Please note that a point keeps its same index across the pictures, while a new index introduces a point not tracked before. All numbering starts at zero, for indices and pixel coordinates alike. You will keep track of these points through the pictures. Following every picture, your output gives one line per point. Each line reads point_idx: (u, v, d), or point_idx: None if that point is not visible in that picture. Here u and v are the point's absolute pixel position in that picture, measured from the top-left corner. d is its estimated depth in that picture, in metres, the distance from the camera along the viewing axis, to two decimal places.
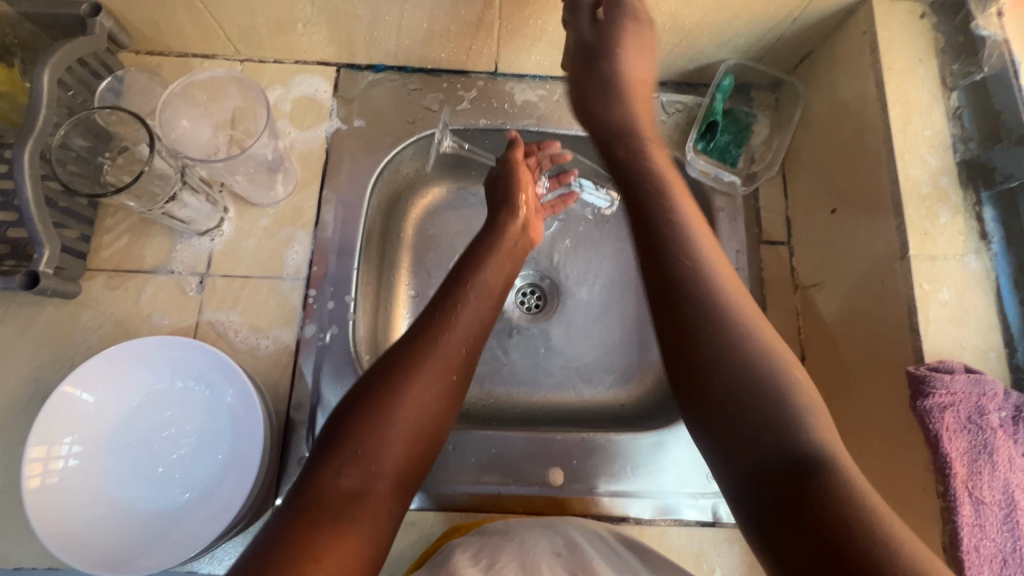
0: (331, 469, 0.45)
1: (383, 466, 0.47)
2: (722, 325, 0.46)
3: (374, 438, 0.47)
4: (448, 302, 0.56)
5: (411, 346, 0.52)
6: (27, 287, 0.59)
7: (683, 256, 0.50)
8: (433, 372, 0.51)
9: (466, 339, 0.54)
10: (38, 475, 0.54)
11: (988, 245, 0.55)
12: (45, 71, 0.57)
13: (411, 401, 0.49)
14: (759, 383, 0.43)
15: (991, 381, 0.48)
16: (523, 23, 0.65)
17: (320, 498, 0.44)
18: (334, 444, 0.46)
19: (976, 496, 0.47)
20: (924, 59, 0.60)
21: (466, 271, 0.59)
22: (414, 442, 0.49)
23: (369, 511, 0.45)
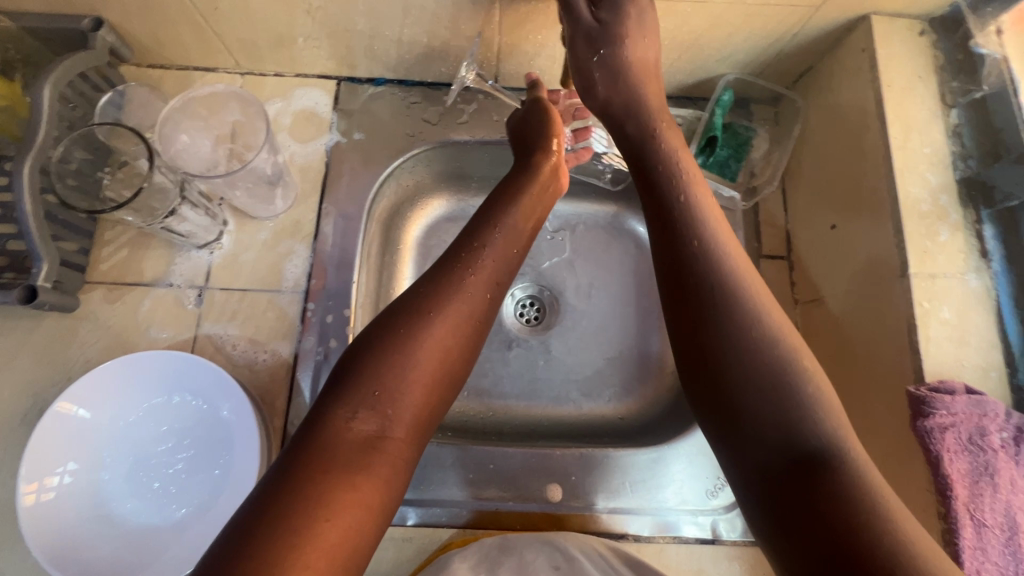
0: (347, 413, 0.43)
1: (401, 411, 0.44)
2: (731, 302, 0.44)
3: (390, 381, 0.44)
4: (475, 243, 0.52)
5: (434, 286, 0.49)
6: (26, 301, 0.59)
7: (689, 236, 0.48)
8: (457, 315, 0.48)
9: (491, 282, 0.51)
10: (34, 492, 0.54)
11: (989, 264, 0.55)
12: (46, 86, 0.57)
13: (433, 343, 0.46)
14: (773, 354, 0.42)
15: (992, 402, 0.48)
16: (523, 38, 0.65)
17: (332, 442, 0.41)
18: (348, 389, 0.44)
19: (978, 518, 0.47)
20: (923, 77, 0.60)
21: (496, 213, 0.55)
22: (434, 387, 0.46)
23: (385, 457, 0.42)
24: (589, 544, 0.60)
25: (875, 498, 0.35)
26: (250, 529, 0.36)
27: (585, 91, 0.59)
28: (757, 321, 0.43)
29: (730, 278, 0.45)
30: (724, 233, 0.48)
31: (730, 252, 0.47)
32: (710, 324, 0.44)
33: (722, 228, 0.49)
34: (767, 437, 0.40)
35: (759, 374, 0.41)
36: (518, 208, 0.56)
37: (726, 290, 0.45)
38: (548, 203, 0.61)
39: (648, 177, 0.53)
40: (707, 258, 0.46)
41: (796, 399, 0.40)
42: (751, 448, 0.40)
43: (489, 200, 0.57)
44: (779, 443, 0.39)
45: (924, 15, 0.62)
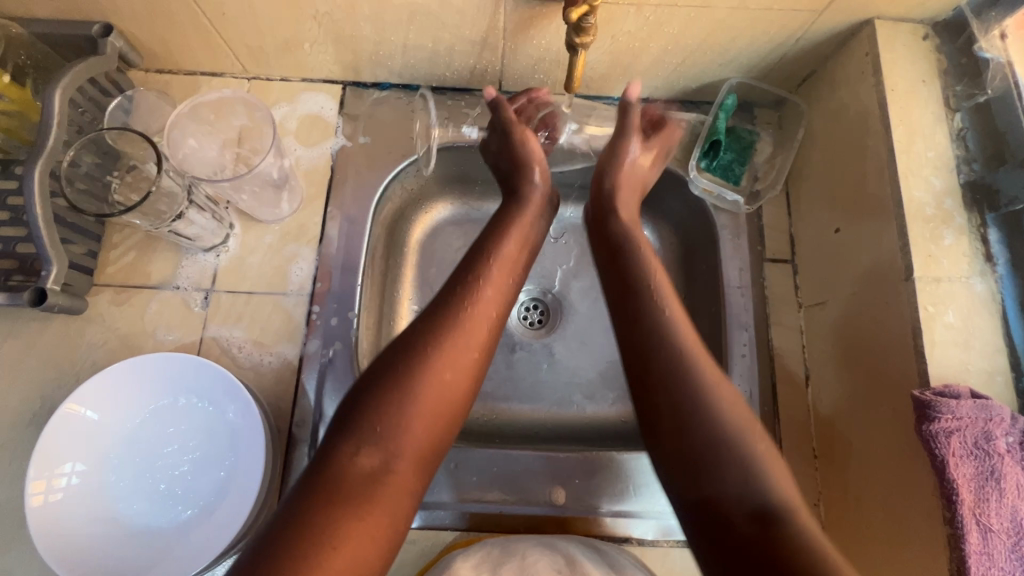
0: (351, 448, 0.45)
1: (403, 446, 0.46)
2: (688, 389, 0.49)
3: (392, 418, 0.46)
4: (470, 278, 0.54)
5: (431, 322, 0.51)
6: (35, 304, 0.60)
7: (657, 329, 0.53)
8: (456, 349, 0.50)
9: (489, 317, 0.53)
10: (42, 493, 0.54)
11: (994, 268, 0.55)
12: (56, 92, 0.58)
13: (433, 378, 0.48)
14: (728, 436, 0.47)
15: (998, 407, 0.48)
16: (526, 42, 0.65)
17: (337, 476, 0.44)
18: (352, 426, 0.46)
19: (983, 523, 0.46)
20: (927, 81, 0.60)
21: (487, 247, 0.57)
22: (434, 422, 0.48)
23: (390, 491, 0.45)
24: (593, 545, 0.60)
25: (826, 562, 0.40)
26: (264, 557, 0.39)
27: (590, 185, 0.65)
28: (712, 404, 0.49)
29: (689, 365, 0.51)
30: (683, 323, 0.53)
31: (688, 343, 0.52)
32: (666, 408, 0.49)
33: (680, 316, 0.54)
34: (728, 508, 0.45)
35: (717, 439, 0.47)
36: (510, 241, 0.58)
37: (685, 378, 0.50)
38: (540, 230, 0.63)
39: (618, 270, 0.58)
40: (669, 346, 0.51)
41: (753, 472, 0.46)
42: (702, 517, 0.46)
43: (482, 236, 0.59)
44: (740, 505, 0.45)
45: (927, 19, 0.62)
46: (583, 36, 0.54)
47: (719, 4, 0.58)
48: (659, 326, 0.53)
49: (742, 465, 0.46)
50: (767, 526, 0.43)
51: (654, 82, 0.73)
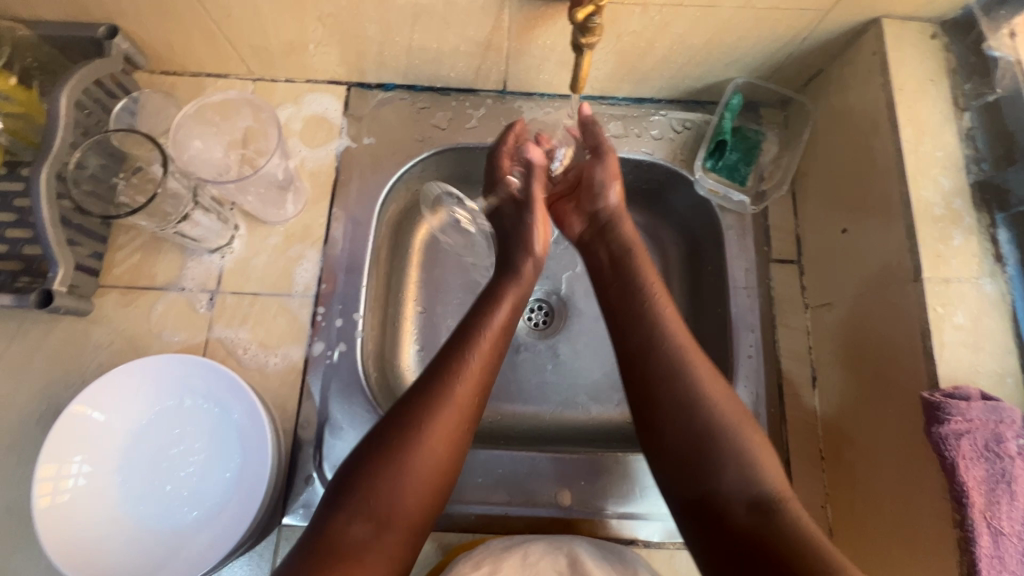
0: (344, 518, 0.46)
1: (394, 517, 0.48)
2: (683, 390, 0.52)
3: (384, 491, 0.47)
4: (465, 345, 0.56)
5: (423, 393, 0.52)
6: (42, 305, 0.60)
7: (655, 336, 0.56)
8: (447, 423, 0.51)
9: (481, 386, 0.55)
10: (49, 494, 0.54)
11: (1004, 268, 0.54)
12: (64, 93, 0.58)
13: (425, 451, 0.50)
14: (724, 430, 0.50)
15: (1008, 409, 0.48)
16: (531, 42, 0.65)
17: (329, 546, 0.45)
18: (347, 496, 0.47)
19: (995, 527, 0.46)
20: (935, 80, 0.60)
21: (477, 314, 0.59)
22: (426, 493, 0.49)
23: (378, 560, 0.46)
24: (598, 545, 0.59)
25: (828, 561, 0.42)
26: None
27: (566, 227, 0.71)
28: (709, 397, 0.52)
29: (686, 370, 0.53)
30: (679, 329, 0.57)
31: (684, 346, 0.55)
32: (665, 407, 0.52)
33: (675, 323, 0.57)
34: (727, 503, 0.48)
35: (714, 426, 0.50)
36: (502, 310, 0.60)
37: (683, 375, 0.53)
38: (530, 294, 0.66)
39: (620, 280, 0.62)
40: (665, 351, 0.55)
41: (751, 467, 0.48)
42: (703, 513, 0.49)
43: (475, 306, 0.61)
44: (742, 499, 0.47)
45: (936, 18, 0.62)
46: (589, 36, 0.53)
47: (725, 4, 0.58)
48: (656, 332, 0.56)
49: (738, 463, 0.49)
50: (763, 516, 0.45)
51: (660, 82, 0.72)
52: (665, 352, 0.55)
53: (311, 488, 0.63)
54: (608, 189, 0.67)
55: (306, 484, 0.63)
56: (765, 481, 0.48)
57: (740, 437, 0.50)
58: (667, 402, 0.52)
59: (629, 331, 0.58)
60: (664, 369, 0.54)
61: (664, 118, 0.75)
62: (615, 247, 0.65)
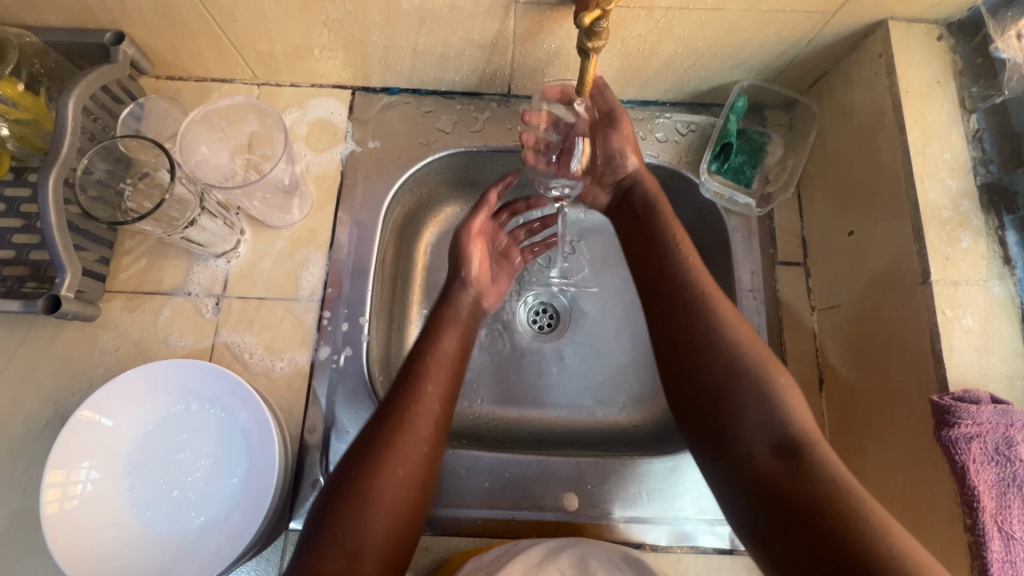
0: (317, 554, 0.46)
1: (367, 546, 0.47)
2: (705, 335, 0.52)
3: (351, 522, 0.47)
4: (413, 372, 0.56)
5: (377, 425, 0.52)
6: (49, 311, 0.60)
7: (682, 284, 0.55)
8: (405, 451, 0.51)
9: (437, 410, 0.55)
10: (57, 500, 0.54)
11: (1012, 270, 0.54)
12: (71, 99, 0.58)
13: (387, 478, 0.49)
14: (750, 371, 0.49)
15: (1019, 412, 0.47)
16: (536, 46, 0.65)
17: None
18: (319, 532, 0.47)
19: (1006, 530, 0.46)
20: (942, 82, 0.60)
21: (427, 341, 0.60)
22: (396, 518, 0.49)
23: None
24: (600, 547, 0.59)
25: (848, 500, 0.42)
26: None
27: (591, 198, 0.70)
28: (729, 340, 0.51)
29: (714, 318, 0.53)
30: (705, 279, 0.56)
31: (710, 293, 0.54)
32: (696, 353, 0.52)
33: (702, 273, 0.56)
34: (749, 446, 0.47)
35: (736, 368, 0.50)
36: (448, 336, 0.61)
37: (708, 320, 0.53)
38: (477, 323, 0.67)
39: (644, 235, 0.62)
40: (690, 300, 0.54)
41: (774, 410, 0.48)
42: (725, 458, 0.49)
43: (423, 337, 0.61)
44: (765, 441, 0.47)
45: (942, 19, 0.61)
46: (597, 40, 0.52)
47: (731, 6, 0.58)
48: (685, 282, 0.55)
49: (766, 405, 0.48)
50: (787, 454, 0.46)
51: (665, 85, 0.72)
52: (696, 298, 0.54)
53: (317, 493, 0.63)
54: (624, 160, 0.66)
55: (313, 488, 0.63)
56: (793, 421, 0.47)
57: (770, 379, 0.49)
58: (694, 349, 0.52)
59: (657, 282, 0.57)
60: (694, 316, 0.53)
61: (669, 121, 0.75)
62: (640, 204, 0.64)
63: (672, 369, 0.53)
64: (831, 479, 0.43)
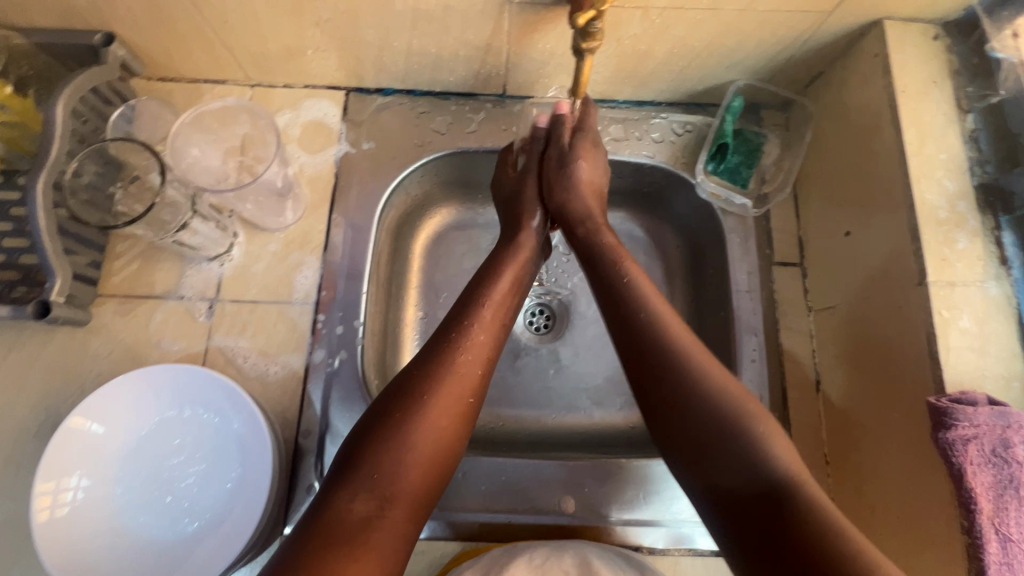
0: (348, 494, 0.45)
1: (399, 491, 0.46)
2: (666, 369, 0.52)
3: (388, 463, 0.47)
4: (463, 321, 0.55)
5: (426, 366, 0.52)
6: (39, 316, 0.59)
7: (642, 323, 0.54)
8: (449, 398, 0.51)
9: (483, 360, 0.54)
10: (48, 508, 0.54)
11: (1009, 271, 0.54)
12: (59, 101, 0.58)
13: (427, 425, 0.49)
14: (726, 420, 0.48)
15: (1016, 413, 0.47)
16: (531, 47, 0.65)
17: (334, 521, 0.43)
18: (350, 474, 0.46)
19: (1003, 532, 0.46)
20: (938, 82, 0.59)
21: (479, 290, 0.59)
22: (431, 466, 0.48)
23: (384, 534, 0.44)
24: (593, 549, 0.59)
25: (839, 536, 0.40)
26: None
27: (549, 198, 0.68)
28: (696, 379, 0.50)
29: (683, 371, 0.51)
30: (673, 323, 0.54)
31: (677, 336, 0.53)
32: (673, 397, 0.50)
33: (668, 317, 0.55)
34: (735, 493, 0.46)
35: (704, 409, 0.49)
36: (503, 280, 0.60)
37: (669, 360, 0.52)
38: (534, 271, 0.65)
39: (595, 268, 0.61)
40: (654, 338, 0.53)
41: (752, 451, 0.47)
42: (714, 500, 0.47)
43: (473, 282, 0.60)
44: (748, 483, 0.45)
45: (938, 19, 0.61)
46: (590, 40, 0.53)
47: (726, 7, 0.58)
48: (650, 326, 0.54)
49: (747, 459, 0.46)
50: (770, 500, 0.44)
51: (661, 85, 0.72)
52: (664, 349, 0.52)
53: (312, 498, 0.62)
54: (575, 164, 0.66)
55: (307, 493, 0.62)
56: (773, 466, 0.46)
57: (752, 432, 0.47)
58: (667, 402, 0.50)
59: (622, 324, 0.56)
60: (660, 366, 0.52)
61: (665, 121, 0.75)
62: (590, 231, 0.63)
63: (654, 421, 0.52)
64: (820, 529, 0.41)
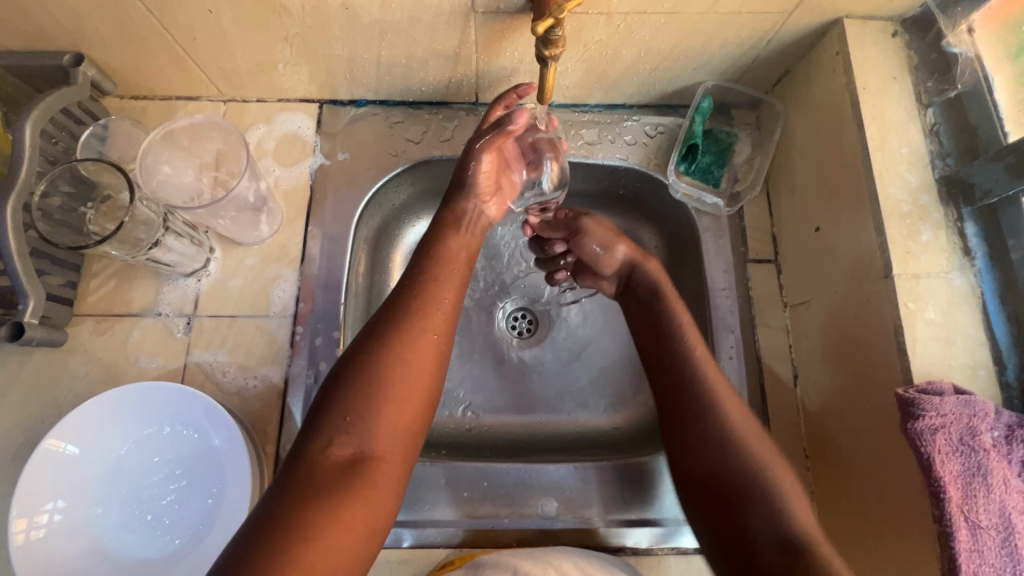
0: (324, 439, 0.44)
1: (377, 432, 0.45)
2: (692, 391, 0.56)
3: (363, 406, 0.46)
4: (418, 269, 0.55)
5: (387, 312, 0.51)
6: (13, 339, 0.59)
7: (712, 424, 0.54)
8: (416, 339, 0.50)
9: (444, 302, 0.53)
10: (24, 530, 0.54)
11: (972, 261, 0.55)
12: (27, 124, 0.58)
13: (398, 364, 0.48)
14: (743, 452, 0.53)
15: (981, 401, 0.48)
16: (499, 54, 0.65)
17: (311, 469, 0.43)
18: (323, 419, 0.45)
19: (972, 520, 0.46)
20: (898, 78, 0.60)
21: (431, 244, 0.58)
22: (406, 406, 0.47)
23: (367, 475, 0.44)
24: (574, 551, 0.60)
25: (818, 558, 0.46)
26: (247, 548, 0.38)
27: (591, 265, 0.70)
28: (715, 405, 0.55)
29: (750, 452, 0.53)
30: (739, 414, 0.55)
31: (746, 432, 0.54)
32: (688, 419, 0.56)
33: (735, 413, 0.55)
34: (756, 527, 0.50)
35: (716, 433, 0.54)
36: (455, 235, 0.59)
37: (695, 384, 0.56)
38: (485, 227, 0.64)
39: (654, 345, 0.61)
40: (714, 433, 0.54)
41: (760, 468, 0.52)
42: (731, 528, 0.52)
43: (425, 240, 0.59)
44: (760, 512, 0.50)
45: (896, 16, 0.62)
46: (552, 48, 0.54)
47: (688, 10, 0.58)
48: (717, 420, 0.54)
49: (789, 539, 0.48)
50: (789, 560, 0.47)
51: (631, 88, 0.72)
52: (727, 440, 0.54)
53: None
54: (614, 250, 0.67)
55: None
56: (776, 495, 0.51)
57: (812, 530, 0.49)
58: (727, 493, 0.52)
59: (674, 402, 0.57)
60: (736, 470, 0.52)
61: (638, 124, 0.76)
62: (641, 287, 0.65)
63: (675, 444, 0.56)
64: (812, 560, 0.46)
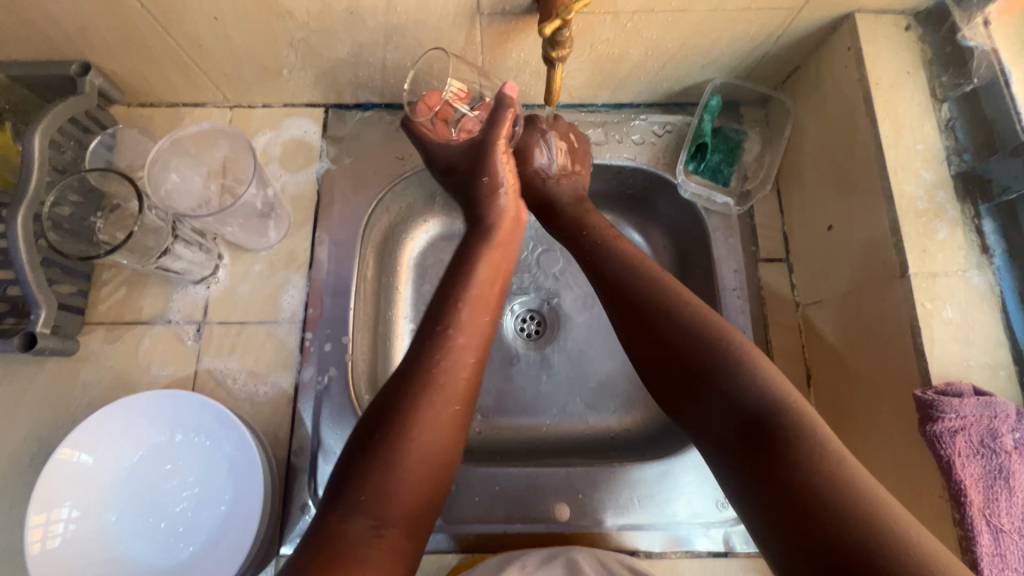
0: (341, 514, 0.43)
1: (395, 510, 0.44)
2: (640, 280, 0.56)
3: (381, 482, 0.44)
4: (441, 325, 0.52)
5: (409, 377, 0.49)
6: (26, 348, 0.60)
7: (663, 302, 0.53)
8: (437, 410, 0.48)
9: (468, 362, 0.51)
10: (39, 540, 0.54)
11: (990, 260, 0.54)
12: (36, 134, 0.58)
13: (418, 439, 0.46)
14: (699, 320, 0.51)
15: (1002, 403, 0.47)
16: (504, 57, 0.65)
17: (331, 547, 0.41)
18: (342, 492, 0.44)
19: (995, 524, 0.45)
20: (912, 73, 0.59)
21: (456, 288, 0.55)
22: (423, 482, 0.46)
23: (383, 553, 0.42)
24: (588, 553, 0.59)
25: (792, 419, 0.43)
26: None
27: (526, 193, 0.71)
28: (664, 288, 0.54)
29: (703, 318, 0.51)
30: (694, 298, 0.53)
31: (696, 304, 0.52)
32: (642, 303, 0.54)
33: (712, 313, 0.52)
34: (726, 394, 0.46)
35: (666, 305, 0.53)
36: (477, 276, 0.56)
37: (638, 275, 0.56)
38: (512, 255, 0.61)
39: (618, 278, 0.57)
40: (683, 320, 0.51)
41: (708, 327, 0.50)
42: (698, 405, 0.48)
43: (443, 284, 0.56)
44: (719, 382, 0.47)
45: (909, 10, 0.61)
46: (558, 49, 0.54)
47: (696, 8, 0.58)
48: (663, 296, 0.54)
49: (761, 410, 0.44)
50: (763, 439, 0.43)
51: (638, 87, 0.72)
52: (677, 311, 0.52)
53: (307, 516, 0.62)
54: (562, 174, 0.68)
55: (302, 511, 0.62)
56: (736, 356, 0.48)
57: (805, 422, 0.43)
58: (693, 378, 0.49)
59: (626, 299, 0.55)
60: (703, 356, 0.49)
61: (645, 123, 0.75)
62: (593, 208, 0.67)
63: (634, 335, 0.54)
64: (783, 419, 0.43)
